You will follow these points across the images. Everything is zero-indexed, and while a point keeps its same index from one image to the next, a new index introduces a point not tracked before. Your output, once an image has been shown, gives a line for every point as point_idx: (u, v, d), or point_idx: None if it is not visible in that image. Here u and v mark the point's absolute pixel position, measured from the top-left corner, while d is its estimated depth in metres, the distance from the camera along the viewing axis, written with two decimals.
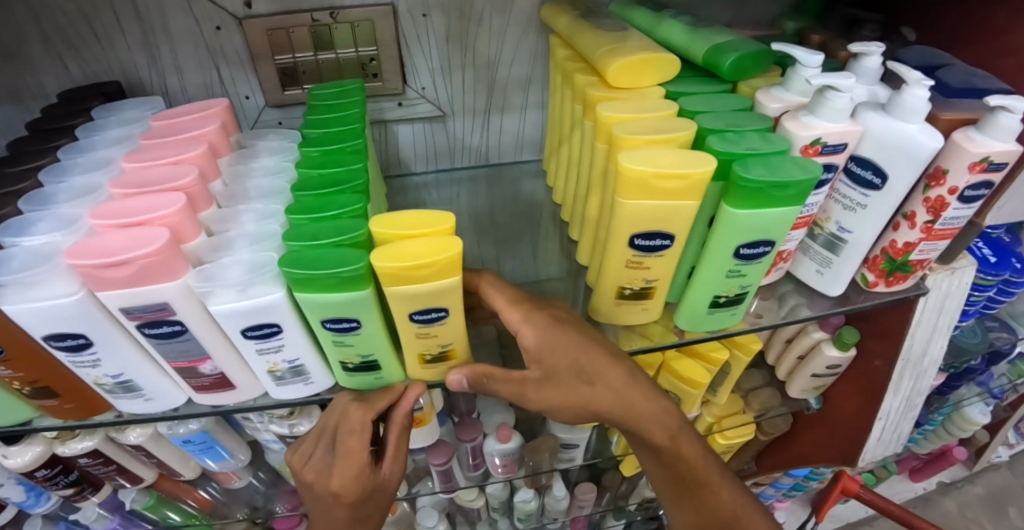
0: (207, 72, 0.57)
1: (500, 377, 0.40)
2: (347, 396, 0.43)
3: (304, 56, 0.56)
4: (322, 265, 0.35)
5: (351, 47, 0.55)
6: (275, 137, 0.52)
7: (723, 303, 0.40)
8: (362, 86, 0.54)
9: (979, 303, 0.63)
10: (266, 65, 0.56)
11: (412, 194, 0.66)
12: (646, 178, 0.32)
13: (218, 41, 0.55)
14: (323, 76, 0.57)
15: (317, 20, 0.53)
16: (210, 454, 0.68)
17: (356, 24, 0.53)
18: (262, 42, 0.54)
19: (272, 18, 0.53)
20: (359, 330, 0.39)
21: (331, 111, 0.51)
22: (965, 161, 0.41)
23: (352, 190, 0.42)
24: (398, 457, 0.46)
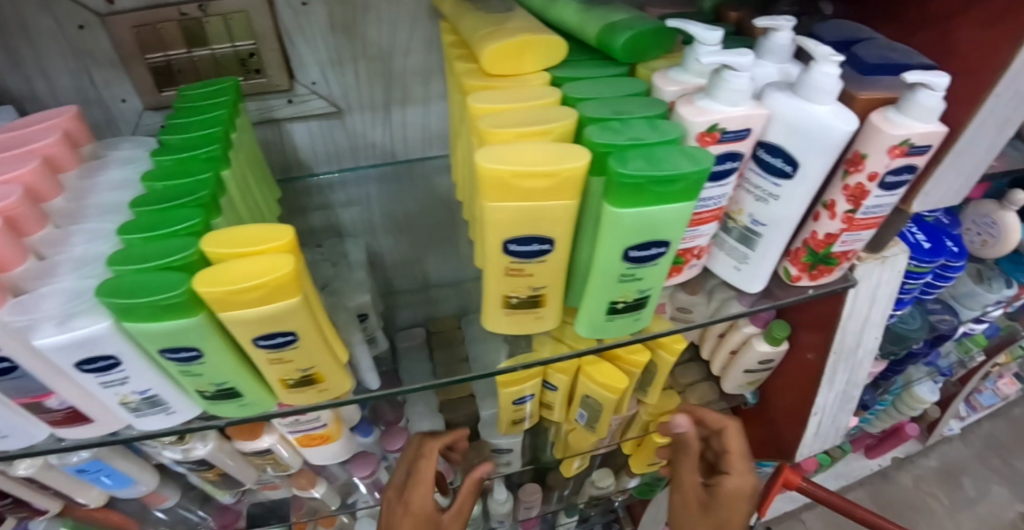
0: (76, 77, 0.49)
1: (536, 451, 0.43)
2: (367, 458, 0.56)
3: (177, 54, 0.49)
4: (143, 292, 0.30)
5: (227, 42, 0.49)
6: (127, 146, 0.47)
7: (622, 309, 0.36)
8: (238, 85, 0.49)
9: (914, 291, 0.60)
10: (137, 67, 0.49)
11: (317, 195, 0.62)
12: (505, 179, 0.28)
13: (83, 41, 0.47)
14: (204, 77, 0.51)
15: (184, 14, 0.47)
16: (113, 479, 0.63)
17: (230, 16, 0.47)
18: (128, 41, 0.48)
19: (137, 14, 0.46)
20: (203, 359, 0.34)
21: (195, 114, 0.45)
22: (884, 144, 0.37)
23: (194, 203, 0.37)
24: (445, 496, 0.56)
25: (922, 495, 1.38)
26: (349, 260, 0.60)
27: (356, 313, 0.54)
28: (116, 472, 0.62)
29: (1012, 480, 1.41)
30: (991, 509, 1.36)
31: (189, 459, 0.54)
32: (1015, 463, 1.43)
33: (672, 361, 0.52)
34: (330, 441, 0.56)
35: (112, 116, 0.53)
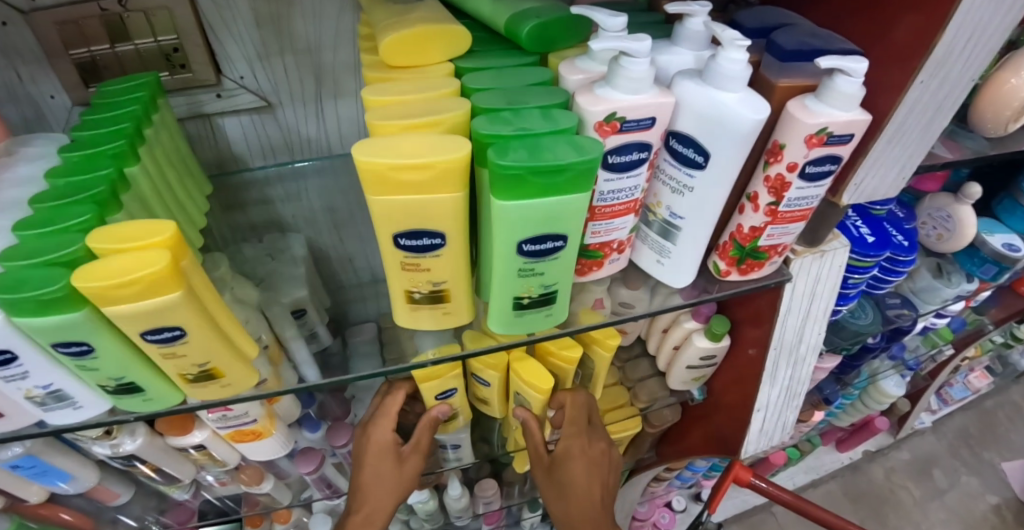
0: (3, 73, 0.47)
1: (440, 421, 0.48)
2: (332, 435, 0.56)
3: (100, 49, 0.47)
4: (25, 287, 0.29)
5: (149, 37, 0.47)
6: (40, 142, 0.45)
7: (528, 304, 0.35)
8: (158, 80, 0.47)
9: (860, 285, 0.60)
10: (62, 64, 0.47)
11: (255, 191, 0.60)
12: (382, 170, 0.27)
13: (7, 38, 0.45)
14: (129, 71, 0.50)
15: (104, 9, 0.44)
16: (51, 475, 0.61)
17: (151, 13, 0.46)
18: (51, 37, 0.45)
19: (58, 10, 0.44)
20: (96, 354, 0.33)
21: (108, 110, 0.44)
22: (801, 133, 0.36)
23: (90, 200, 0.35)
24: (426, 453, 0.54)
25: (892, 487, 1.39)
26: (290, 255, 0.59)
27: (291, 308, 0.54)
28: (51, 468, 0.60)
29: (981, 471, 1.42)
30: (960, 500, 1.38)
31: (119, 455, 0.53)
32: (984, 455, 1.44)
33: (608, 356, 0.51)
34: (264, 436, 0.56)
35: (41, 112, 0.51)
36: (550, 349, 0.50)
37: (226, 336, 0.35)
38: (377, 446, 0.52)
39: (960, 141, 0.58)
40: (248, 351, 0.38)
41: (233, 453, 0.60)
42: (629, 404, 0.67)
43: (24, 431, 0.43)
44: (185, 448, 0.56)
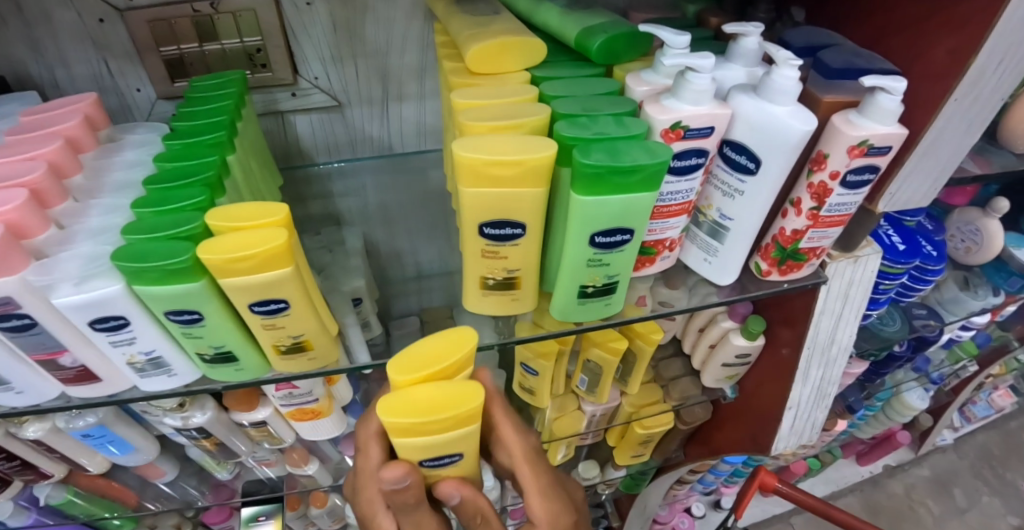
0: (95, 66, 0.53)
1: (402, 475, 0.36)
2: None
3: (188, 47, 0.52)
4: (152, 258, 0.33)
5: (236, 38, 0.52)
6: (141, 131, 0.50)
7: (591, 293, 0.39)
8: (245, 77, 0.51)
9: (890, 291, 0.62)
10: (151, 58, 0.53)
11: (317, 184, 0.64)
12: (478, 165, 0.31)
13: (103, 33, 0.51)
14: (212, 67, 0.54)
15: (197, 10, 0.49)
16: (115, 446, 0.65)
17: (238, 14, 0.50)
18: (144, 34, 0.51)
19: (152, 9, 0.49)
20: (204, 323, 0.37)
21: (203, 103, 0.48)
22: (844, 145, 0.39)
23: (200, 183, 0.39)
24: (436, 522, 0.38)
25: (912, 504, 1.38)
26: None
27: (350, 297, 0.52)
28: (117, 440, 0.64)
29: (1003, 492, 1.41)
30: (981, 520, 1.37)
31: (187, 427, 0.58)
32: (1007, 476, 1.43)
33: (650, 351, 0.55)
34: (322, 416, 0.60)
35: (128, 106, 0.57)
36: (594, 339, 0.54)
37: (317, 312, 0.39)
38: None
39: (992, 155, 0.60)
40: (330, 327, 0.42)
41: (289, 432, 0.64)
42: (663, 402, 0.69)
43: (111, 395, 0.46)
44: (244, 423, 0.60)
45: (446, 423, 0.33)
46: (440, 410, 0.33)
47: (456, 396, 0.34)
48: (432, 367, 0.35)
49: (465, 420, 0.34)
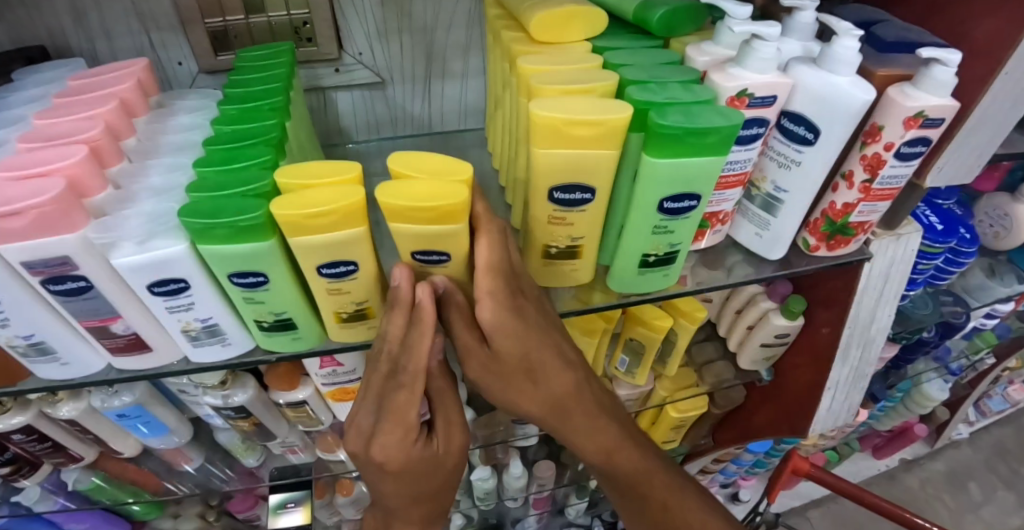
0: (137, 38, 0.54)
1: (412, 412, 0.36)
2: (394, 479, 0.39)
3: (234, 19, 0.53)
4: (224, 214, 0.32)
5: (283, 10, 0.53)
6: (194, 96, 0.50)
7: (652, 262, 0.39)
8: (295, 48, 0.52)
9: (927, 272, 0.63)
10: (196, 30, 0.53)
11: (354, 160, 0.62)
12: (556, 123, 0.31)
13: (147, 5, 0.51)
14: (255, 39, 0.55)
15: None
16: (150, 429, 0.64)
17: None
18: (190, 5, 0.50)
19: None
20: (268, 286, 0.36)
21: (254, 73, 0.48)
22: (900, 116, 0.39)
23: (265, 144, 0.39)
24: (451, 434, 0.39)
25: (928, 498, 1.38)
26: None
27: None
28: (154, 420, 0.63)
29: (1018, 486, 1.41)
30: (996, 514, 1.36)
31: (228, 407, 0.56)
32: None
33: (693, 329, 0.55)
34: None
35: (169, 81, 0.58)
36: (639, 317, 0.54)
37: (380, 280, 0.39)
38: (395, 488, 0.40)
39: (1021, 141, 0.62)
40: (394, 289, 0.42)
41: (326, 414, 0.64)
42: (696, 386, 0.69)
43: (161, 369, 0.45)
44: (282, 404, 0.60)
45: (429, 216, 0.32)
46: (424, 198, 0.32)
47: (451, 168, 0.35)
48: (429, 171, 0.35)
49: (448, 217, 0.33)
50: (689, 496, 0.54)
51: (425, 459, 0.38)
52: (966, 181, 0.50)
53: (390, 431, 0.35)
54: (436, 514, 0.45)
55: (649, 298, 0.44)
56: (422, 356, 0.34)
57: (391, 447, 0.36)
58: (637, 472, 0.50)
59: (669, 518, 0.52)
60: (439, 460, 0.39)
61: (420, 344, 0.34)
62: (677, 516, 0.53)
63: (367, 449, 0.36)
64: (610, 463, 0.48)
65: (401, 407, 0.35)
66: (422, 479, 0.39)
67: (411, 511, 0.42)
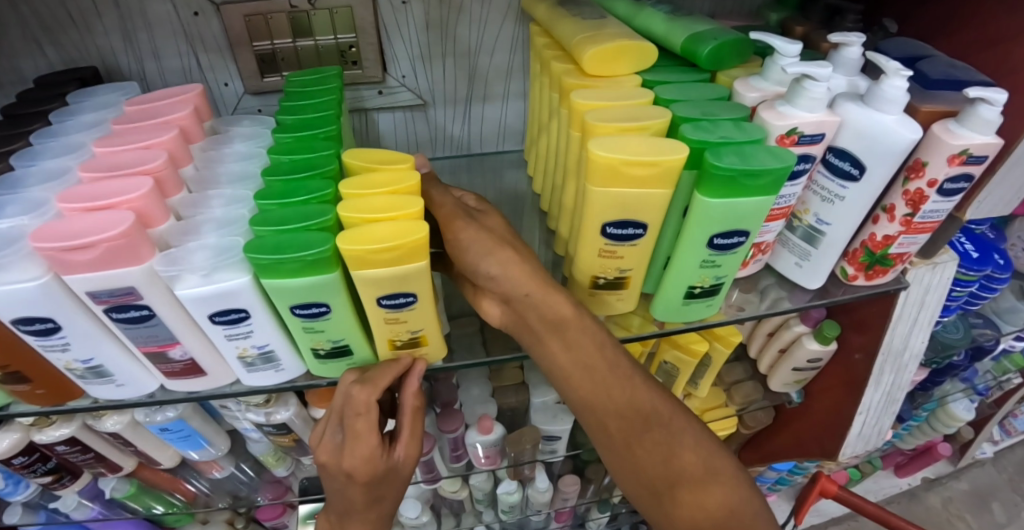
0: (186, 59, 0.56)
1: (365, 419, 0.40)
2: (353, 487, 0.43)
3: (282, 43, 0.54)
4: (290, 249, 0.33)
5: (331, 35, 0.54)
6: (247, 123, 0.52)
7: (699, 293, 0.40)
8: (340, 72, 0.53)
9: (961, 299, 0.63)
10: (243, 52, 0.54)
11: None
12: (617, 165, 0.32)
13: (198, 28, 0.53)
14: (302, 63, 0.56)
15: (295, 6, 0.51)
16: (188, 442, 0.65)
17: (335, 11, 0.52)
18: (240, 29, 0.52)
19: (248, 3, 0.51)
20: (329, 315, 0.37)
21: (305, 97, 0.49)
22: (944, 154, 0.39)
23: (322, 175, 0.41)
24: (413, 437, 0.44)
25: (950, 518, 1.36)
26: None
27: None
28: (193, 434, 0.64)
29: None
30: None
31: (270, 423, 0.58)
32: None
33: (727, 354, 0.55)
34: None
35: (217, 102, 0.60)
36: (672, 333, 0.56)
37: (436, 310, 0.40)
38: (359, 493, 0.43)
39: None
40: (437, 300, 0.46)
41: None
42: (724, 405, 0.70)
43: (214, 391, 0.46)
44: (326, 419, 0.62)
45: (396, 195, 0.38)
46: (380, 182, 0.38)
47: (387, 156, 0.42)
48: (367, 160, 0.42)
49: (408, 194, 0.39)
50: (705, 440, 0.42)
51: (388, 470, 0.42)
52: (1005, 212, 0.51)
53: (356, 458, 0.41)
54: (387, 518, 0.48)
55: (692, 327, 0.45)
56: (376, 389, 0.39)
57: (358, 468, 0.41)
58: (643, 410, 0.40)
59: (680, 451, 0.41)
60: (398, 471, 0.43)
61: (382, 375, 0.40)
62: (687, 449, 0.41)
63: (337, 461, 0.42)
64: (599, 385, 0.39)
65: (362, 432, 0.40)
66: (384, 486, 0.44)
67: (366, 515, 0.46)
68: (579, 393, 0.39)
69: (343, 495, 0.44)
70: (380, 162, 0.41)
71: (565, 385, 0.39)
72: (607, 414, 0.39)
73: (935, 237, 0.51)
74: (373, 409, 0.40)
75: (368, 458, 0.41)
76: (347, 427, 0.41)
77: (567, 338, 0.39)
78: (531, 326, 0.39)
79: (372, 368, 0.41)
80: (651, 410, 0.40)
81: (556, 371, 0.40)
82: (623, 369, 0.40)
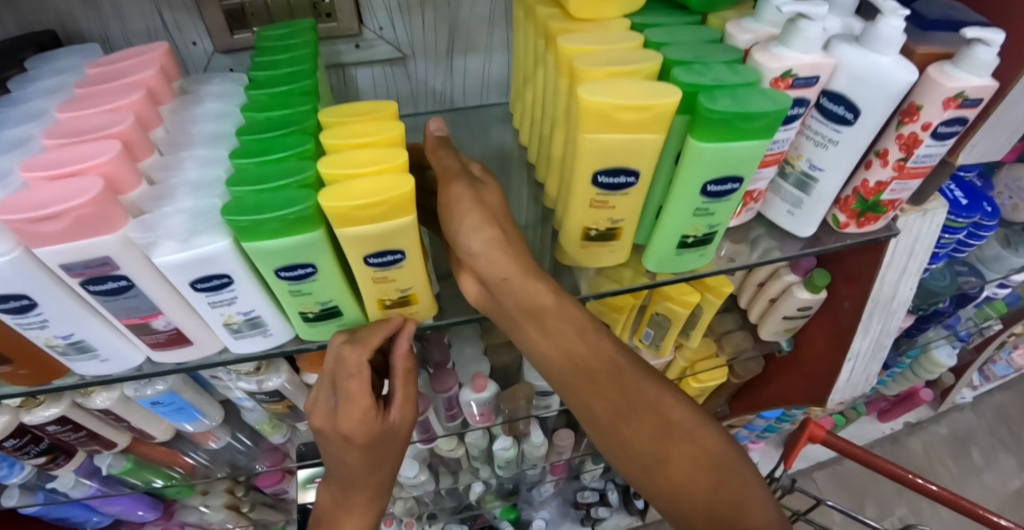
0: (149, 19, 0.52)
1: (355, 380, 0.40)
2: (350, 451, 0.43)
3: None
4: (270, 208, 0.32)
5: None
6: (218, 82, 0.49)
7: (691, 243, 0.40)
8: (314, 25, 0.51)
9: (949, 246, 0.63)
10: (211, 8, 0.51)
11: None
12: (609, 112, 0.31)
13: None
14: (273, 16, 0.54)
15: None
16: (182, 415, 0.65)
17: None
18: None
19: None
20: (316, 276, 0.36)
21: (278, 52, 0.47)
22: (939, 97, 0.39)
23: (299, 131, 0.39)
24: (408, 400, 0.44)
25: (930, 461, 1.42)
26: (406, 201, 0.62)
27: None
28: (186, 406, 0.64)
29: (1016, 449, 1.44)
30: (995, 475, 1.40)
31: (262, 391, 0.58)
32: None
33: (718, 303, 0.55)
34: None
35: (185, 62, 0.56)
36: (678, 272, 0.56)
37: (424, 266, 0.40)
38: (357, 456, 0.44)
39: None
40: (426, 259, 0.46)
41: None
42: (716, 356, 0.71)
43: (204, 360, 0.46)
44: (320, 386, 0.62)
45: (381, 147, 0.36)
46: (362, 134, 0.36)
47: (372, 107, 0.40)
48: (348, 111, 0.40)
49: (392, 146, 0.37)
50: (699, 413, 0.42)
51: (385, 433, 0.42)
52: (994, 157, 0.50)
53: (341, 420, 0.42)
54: (390, 483, 0.49)
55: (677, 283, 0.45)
56: (366, 350, 0.39)
57: (344, 430, 0.41)
58: (627, 391, 0.40)
59: (674, 431, 0.41)
60: (396, 434, 0.43)
61: (372, 335, 0.39)
62: (681, 427, 0.41)
63: (332, 425, 0.42)
64: (579, 370, 0.40)
65: (355, 393, 0.41)
66: (381, 450, 0.44)
67: (368, 480, 0.47)
68: (559, 375, 0.41)
69: (341, 462, 0.45)
70: (360, 112, 0.39)
71: (548, 361, 0.41)
72: (591, 396, 0.41)
73: (926, 184, 0.51)
74: (361, 372, 0.39)
75: (361, 418, 0.41)
76: (339, 389, 0.41)
77: (540, 317, 0.39)
78: (524, 298, 0.39)
79: (361, 330, 0.41)
80: (636, 388, 0.40)
81: (537, 354, 0.42)
82: (606, 351, 0.40)
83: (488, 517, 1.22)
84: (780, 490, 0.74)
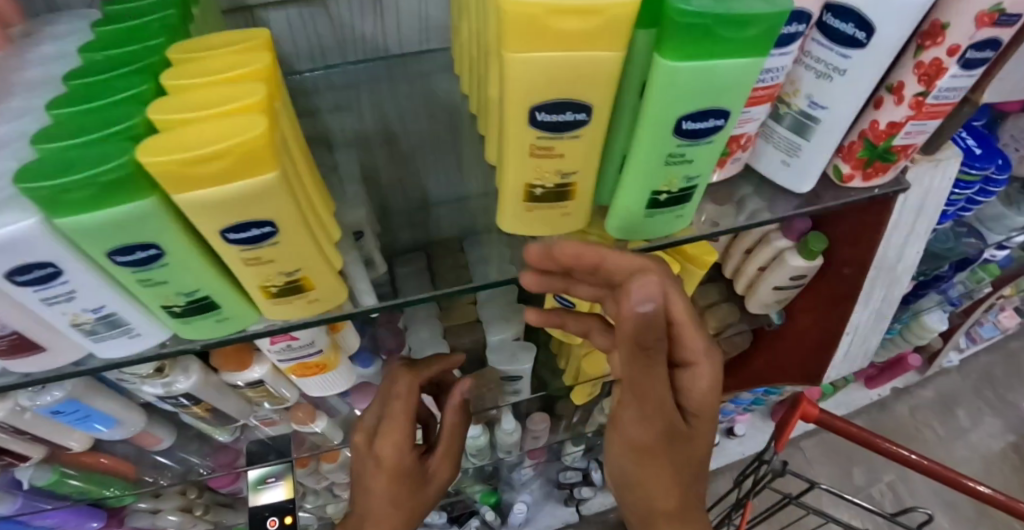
0: None
1: (392, 431, 0.49)
2: (401, 513, 0.50)
3: None
4: (73, 168, 0.23)
5: None
6: (65, 19, 0.39)
7: (664, 200, 0.31)
8: None
9: (958, 204, 0.56)
10: None
11: (300, 99, 0.56)
12: (537, 18, 0.22)
13: None
14: None
15: None
16: (94, 422, 0.57)
17: None
18: None
19: None
20: (166, 259, 0.28)
21: None
22: (972, 10, 0.30)
23: (144, 70, 0.30)
24: (444, 455, 0.55)
25: (917, 425, 1.39)
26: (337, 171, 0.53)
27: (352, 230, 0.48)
28: (96, 413, 0.56)
29: (1004, 412, 1.41)
30: (981, 438, 1.38)
31: (172, 395, 0.52)
32: (1010, 396, 1.43)
33: (700, 275, 0.48)
34: (328, 369, 0.54)
35: None
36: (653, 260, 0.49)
37: (317, 241, 0.32)
38: (386, 510, 0.49)
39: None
40: (332, 234, 0.38)
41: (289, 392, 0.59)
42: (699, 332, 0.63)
43: (68, 369, 0.37)
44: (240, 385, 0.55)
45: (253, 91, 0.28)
46: (217, 70, 0.28)
47: (244, 37, 0.31)
48: (208, 44, 0.30)
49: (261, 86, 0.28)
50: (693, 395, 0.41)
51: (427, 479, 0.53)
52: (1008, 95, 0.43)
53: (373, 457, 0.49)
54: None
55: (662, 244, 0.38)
56: (414, 380, 0.52)
57: (384, 448, 0.49)
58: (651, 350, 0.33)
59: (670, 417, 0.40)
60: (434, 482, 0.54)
61: (403, 393, 0.51)
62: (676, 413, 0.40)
63: (368, 481, 0.49)
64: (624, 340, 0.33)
65: (394, 441, 0.49)
66: (418, 507, 0.52)
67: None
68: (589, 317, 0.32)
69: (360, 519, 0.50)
70: (222, 44, 0.30)
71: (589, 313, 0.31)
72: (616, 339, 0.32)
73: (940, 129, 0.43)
74: (401, 455, 0.49)
75: (432, 473, 0.54)
76: (377, 443, 0.50)
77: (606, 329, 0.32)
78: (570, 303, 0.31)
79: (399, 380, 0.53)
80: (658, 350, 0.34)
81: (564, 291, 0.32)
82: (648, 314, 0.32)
83: (467, 502, 1.17)
84: (770, 473, 0.68)
